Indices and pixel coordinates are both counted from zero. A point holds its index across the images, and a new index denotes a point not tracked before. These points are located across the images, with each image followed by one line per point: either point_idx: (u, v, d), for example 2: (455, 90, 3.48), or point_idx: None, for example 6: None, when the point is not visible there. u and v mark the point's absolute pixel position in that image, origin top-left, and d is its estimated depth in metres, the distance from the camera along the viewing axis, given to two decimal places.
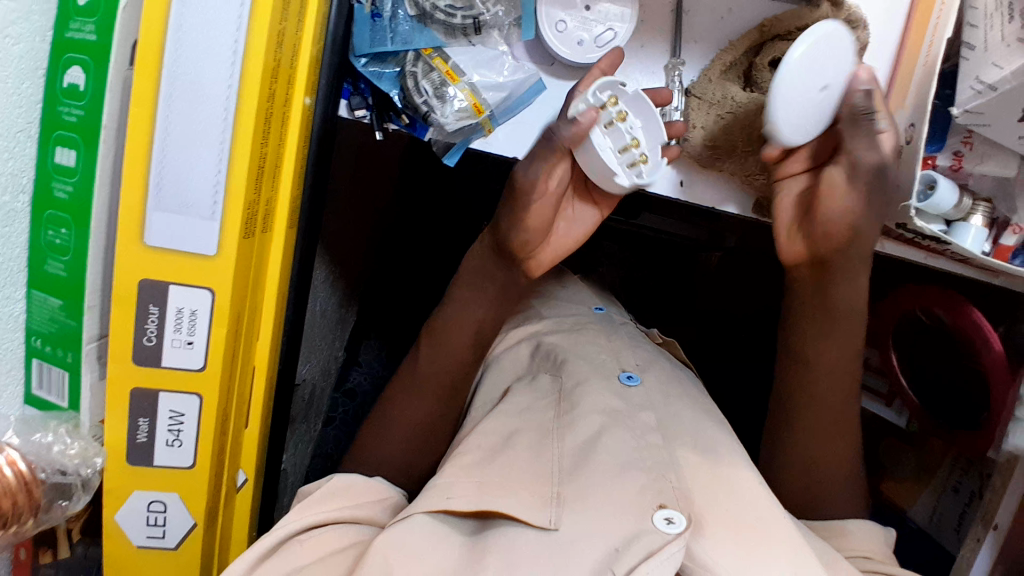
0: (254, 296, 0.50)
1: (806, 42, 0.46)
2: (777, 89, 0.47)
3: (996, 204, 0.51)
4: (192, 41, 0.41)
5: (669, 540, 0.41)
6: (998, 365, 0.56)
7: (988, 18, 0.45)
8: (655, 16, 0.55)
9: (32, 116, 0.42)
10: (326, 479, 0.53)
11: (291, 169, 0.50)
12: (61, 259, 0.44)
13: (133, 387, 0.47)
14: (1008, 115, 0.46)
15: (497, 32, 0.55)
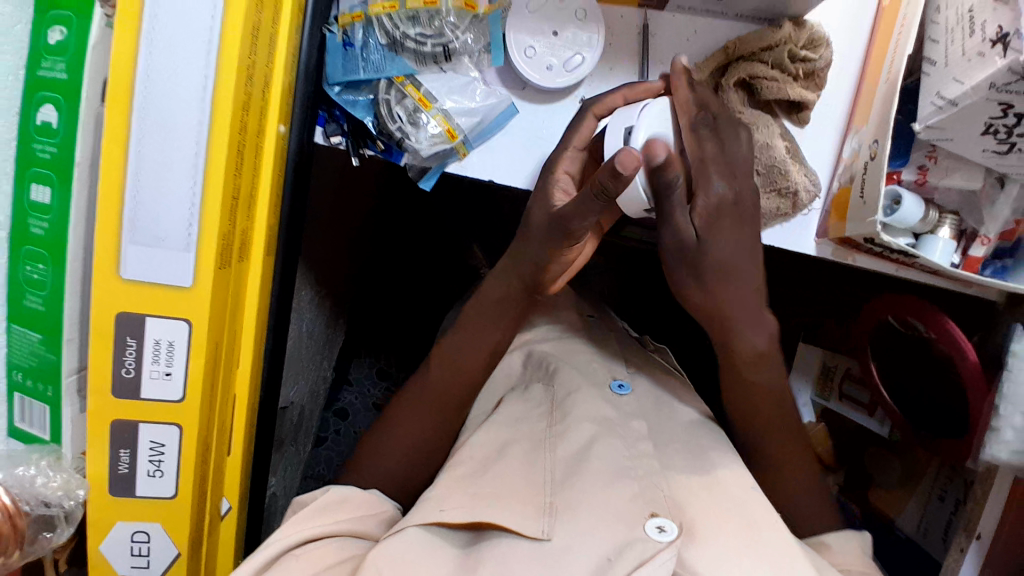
0: (232, 325, 0.51)
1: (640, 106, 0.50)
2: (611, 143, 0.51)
3: (963, 216, 0.52)
4: (161, 79, 0.42)
5: (661, 548, 0.42)
6: (974, 375, 0.56)
7: (949, 33, 0.45)
8: (623, 39, 0.57)
9: (6, 155, 0.44)
10: (324, 488, 0.53)
11: (266, 199, 0.51)
12: (39, 294, 0.45)
13: (113, 419, 0.47)
14: (971, 129, 0.45)
15: (467, 59, 0.56)
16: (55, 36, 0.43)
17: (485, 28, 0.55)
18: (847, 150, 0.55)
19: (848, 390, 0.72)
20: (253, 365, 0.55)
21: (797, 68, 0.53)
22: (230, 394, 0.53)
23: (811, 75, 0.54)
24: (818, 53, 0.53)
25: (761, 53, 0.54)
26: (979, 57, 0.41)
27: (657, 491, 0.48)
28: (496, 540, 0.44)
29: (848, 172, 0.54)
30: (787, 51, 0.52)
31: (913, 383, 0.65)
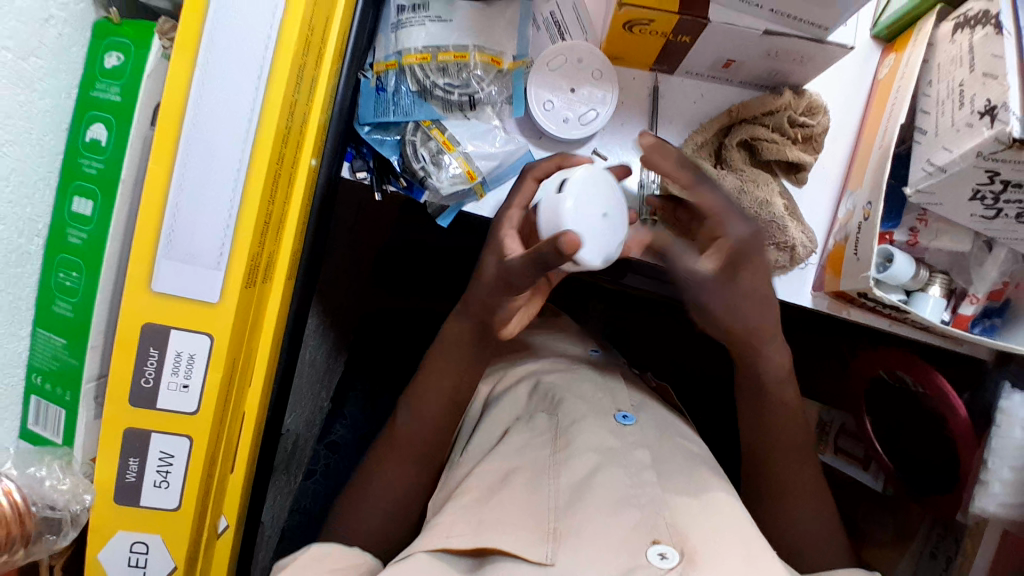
0: (249, 343, 0.52)
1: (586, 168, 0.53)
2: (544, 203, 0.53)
3: (953, 276, 0.55)
4: (210, 108, 0.45)
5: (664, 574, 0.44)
6: (964, 431, 0.58)
7: (939, 105, 0.49)
8: (635, 97, 0.61)
9: (53, 166, 0.47)
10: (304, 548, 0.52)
11: (293, 225, 0.54)
12: (70, 300, 0.47)
13: (127, 427, 0.48)
14: (959, 194, 0.49)
15: (490, 109, 0.60)
16: (112, 61, 0.46)
17: (508, 81, 0.59)
18: (842, 210, 0.58)
19: (843, 444, 0.74)
20: (265, 385, 0.56)
21: (796, 132, 0.57)
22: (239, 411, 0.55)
23: (809, 140, 0.58)
24: (816, 120, 0.57)
25: (762, 117, 0.58)
26: (968, 127, 0.45)
27: (661, 518, 0.50)
28: (499, 564, 0.46)
29: (842, 230, 0.57)
30: (786, 117, 0.57)
31: (907, 439, 0.66)
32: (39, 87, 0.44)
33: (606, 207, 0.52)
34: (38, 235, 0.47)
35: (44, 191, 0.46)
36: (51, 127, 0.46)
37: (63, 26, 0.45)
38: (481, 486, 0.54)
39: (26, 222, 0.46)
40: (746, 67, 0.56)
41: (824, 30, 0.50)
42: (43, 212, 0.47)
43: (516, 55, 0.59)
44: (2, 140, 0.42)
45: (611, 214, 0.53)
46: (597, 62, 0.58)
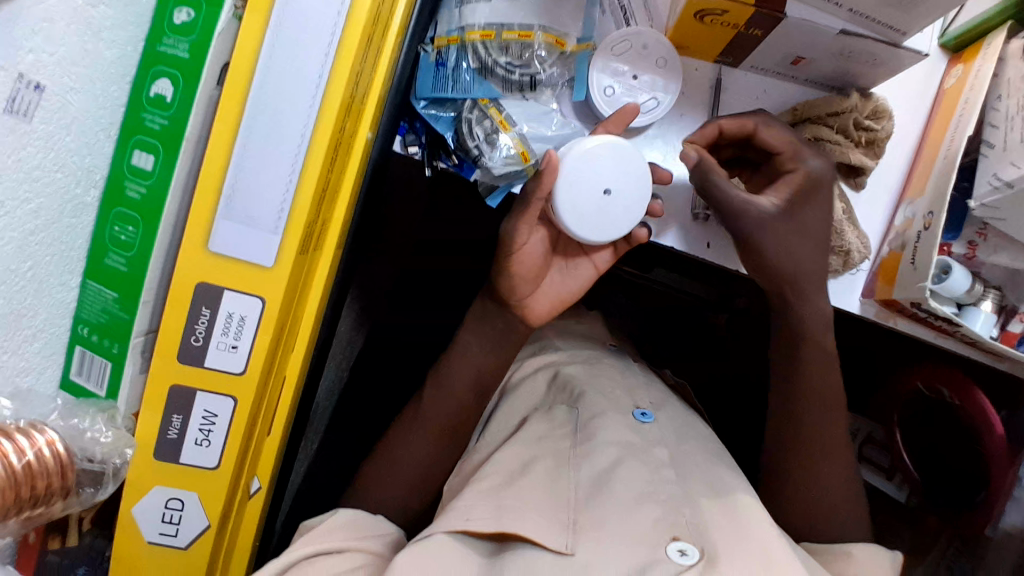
0: (297, 309, 0.52)
1: (602, 140, 0.53)
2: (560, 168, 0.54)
3: (1005, 292, 0.55)
4: (279, 70, 0.44)
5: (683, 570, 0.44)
6: (999, 449, 0.58)
7: (1008, 120, 0.49)
8: (696, 89, 0.60)
9: (115, 118, 0.46)
10: (330, 513, 0.54)
11: (348, 195, 0.53)
12: (123, 254, 0.47)
13: (172, 384, 0.48)
14: (1022, 212, 0.48)
15: (549, 91, 0.59)
16: (181, 17, 0.44)
17: (571, 64, 0.59)
18: (899, 219, 0.58)
19: (868, 453, 0.73)
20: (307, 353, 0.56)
21: (860, 136, 0.57)
22: (281, 374, 0.54)
23: (872, 144, 0.58)
24: (881, 124, 0.56)
25: (828, 117, 0.57)
26: None
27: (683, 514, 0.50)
28: (519, 552, 0.46)
29: (897, 238, 0.57)
30: (852, 119, 0.56)
31: (933, 451, 0.66)
32: (106, 37, 0.44)
33: (608, 185, 0.54)
34: (95, 187, 0.47)
35: (104, 143, 0.46)
36: (115, 78, 0.45)
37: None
38: (501, 471, 0.54)
39: (84, 172, 0.45)
40: (815, 65, 0.55)
41: (902, 34, 0.48)
42: (101, 162, 0.46)
43: (580, 38, 0.58)
44: (69, 88, 0.41)
45: (614, 192, 0.54)
46: (662, 50, 0.57)
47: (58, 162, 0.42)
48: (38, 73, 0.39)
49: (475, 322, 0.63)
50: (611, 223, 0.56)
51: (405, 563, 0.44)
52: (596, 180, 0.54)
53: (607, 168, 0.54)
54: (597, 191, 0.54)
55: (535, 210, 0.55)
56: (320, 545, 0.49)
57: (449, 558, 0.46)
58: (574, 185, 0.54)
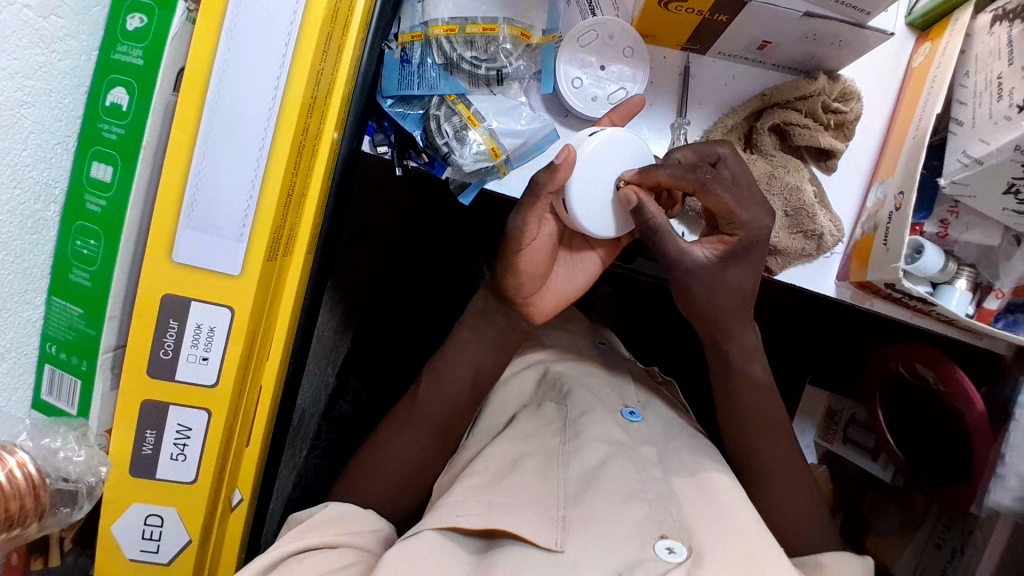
0: (269, 316, 0.52)
1: (615, 130, 0.54)
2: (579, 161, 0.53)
3: (980, 269, 0.55)
4: (235, 76, 0.44)
5: (671, 567, 0.44)
6: (980, 426, 0.58)
7: (977, 96, 0.48)
8: (665, 76, 0.59)
9: (71, 131, 0.45)
10: (322, 505, 0.54)
11: (315, 199, 0.52)
12: (87, 269, 0.46)
13: (143, 399, 0.47)
14: (993, 188, 0.48)
15: (517, 84, 0.58)
16: (134, 23, 0.44)
17: (537, 57, 0.58)
18: (871, 200, 0.58)
19: (852, 435, 0.75)
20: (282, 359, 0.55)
21: (829, 118, 0.57)
22: (257, 383, 0.54)
23: (840, 127, 0.58)
24: (849, 106, 0.57)
25: (795, 101, 0.58)
26: (1006, 120, 0.44)
27: (668, 512, 0.50)
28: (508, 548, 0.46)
29: (870, 220, 0.57)
30: (820, 102, 0.56)
31: (919, 430, 0.67)
32: (59, 47, 0.42)
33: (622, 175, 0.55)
34: (55, 202, 0.46)
35: (61, 156, 0.45)
36: (69, 89, 0.44)
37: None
38: (490, 469, 0.53)
39: (42, 186, 0.44)
40: (782, 49, 0.55)
41: (868, 15, 0.48)
42: (60, 176, 0.45)
43: (545, 30, 0.58)
44: (23, 102, 0.40)
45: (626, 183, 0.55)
46: (629, 39, 0.57)
47: (15, 178, 0.41)
48: None
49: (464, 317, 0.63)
50: (618, 217, 0.56)
51: (396, 555, 0.44)
52: (612, 171, 0.54)
53: (616, 160, 0.54)
54: (612, 182, 0.55)
55: (543, 201, 0.53)
56: (311, 539, 0.48)
57: (438, 553, 0.45)
58: (586, 176, 0.54)
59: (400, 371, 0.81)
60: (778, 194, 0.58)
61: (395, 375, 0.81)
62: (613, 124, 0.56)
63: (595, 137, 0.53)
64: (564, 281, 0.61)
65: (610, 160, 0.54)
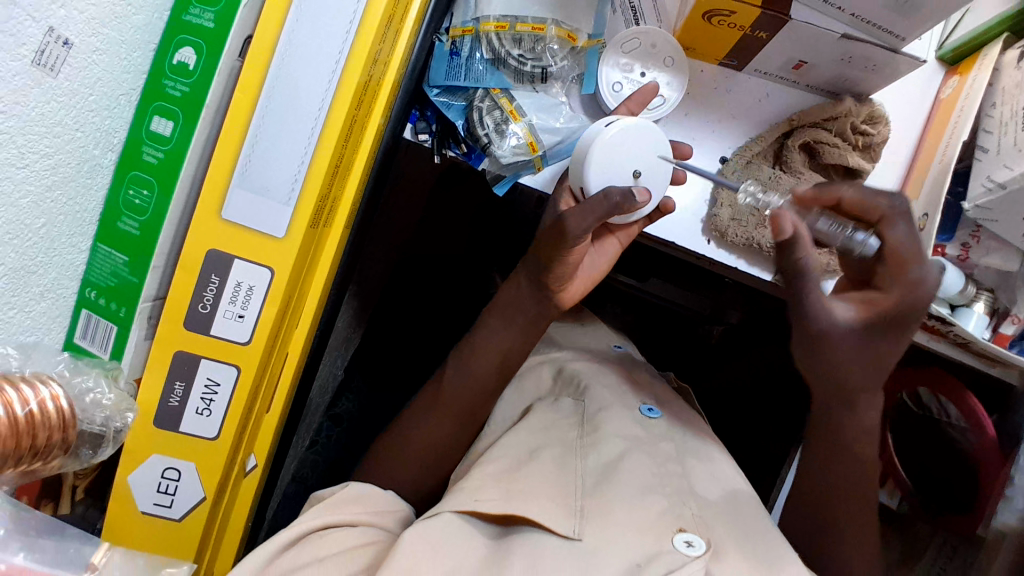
0: (303, 284, 0.53)
1: (623, 122, 0.56)
2: (591, 160, 0.55)
3: (998, 294, 0.56)
4: (300, 48, 0.46)
5: (689, 560, 0.44)
6: (992, 449, 0.60)
7: (1003, 125, 0.51)
8: (700, 90, 0.62)
9: (136, 84, 0.47)
10: (341, 486, 0.55)
11: (358, 172, 0.54)
12: (136, 218, 0.47)
13: (178, 350, 0.48)
14: (1015, 214, 0.50)
15: (559, 84, 0.61)
16: None
17: (581, 59, 0.61)
18: None
19: None
20: (310, 328, 0.56)
21: (857, 139, 0.59)
22: (283, 352, 0.54)
23: (867, 148, 0.60)
24: (876, 129, 0.59)
25: (824, 123, 0.60)
26: None
27: (686, 508, 0.50)
28: (525, 534, 0.47)
29: None
30: (848, 123, 0.58)
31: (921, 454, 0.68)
32: (135, 2, 0.44)
33: (638, 164, 0.56)
34: (112, 150, 0.47)
35: (124, 107, 0.47)
36: (138, 44, 0.46)
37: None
38: (508, 457, 0.54)
39: (103, 134, 0.46)
40: (815, 70, 0.57)
41: (902, 40, 0.51)
42: (119, 126, 0.47)
43: (591, 34, 0.60)
44: (95, 48, 0.42)
45: (644, 172, 0.57)
46: (670, 49, 0.59)
47: (79, 121, 0.43)
48: (68, 30, 0.39)
49: (494, 305, 0.65)
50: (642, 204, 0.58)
51: (415, 535, 0.45)
52: (627, 161, 0.56)
53: (631, 150, 0.56)
54: (628, 173, 0.56)
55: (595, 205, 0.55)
56: (335, 517, 0.49)
57: (453, 536, 0.46)
58: (606, 169, 0.56)
59: (405, 371, 0.82)
60: None
61: (404, 378, 0.82)
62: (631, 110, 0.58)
63: (602, 135, 0.55)
64: (590, 266, 0.63)
65: (620, 153, 0.56)
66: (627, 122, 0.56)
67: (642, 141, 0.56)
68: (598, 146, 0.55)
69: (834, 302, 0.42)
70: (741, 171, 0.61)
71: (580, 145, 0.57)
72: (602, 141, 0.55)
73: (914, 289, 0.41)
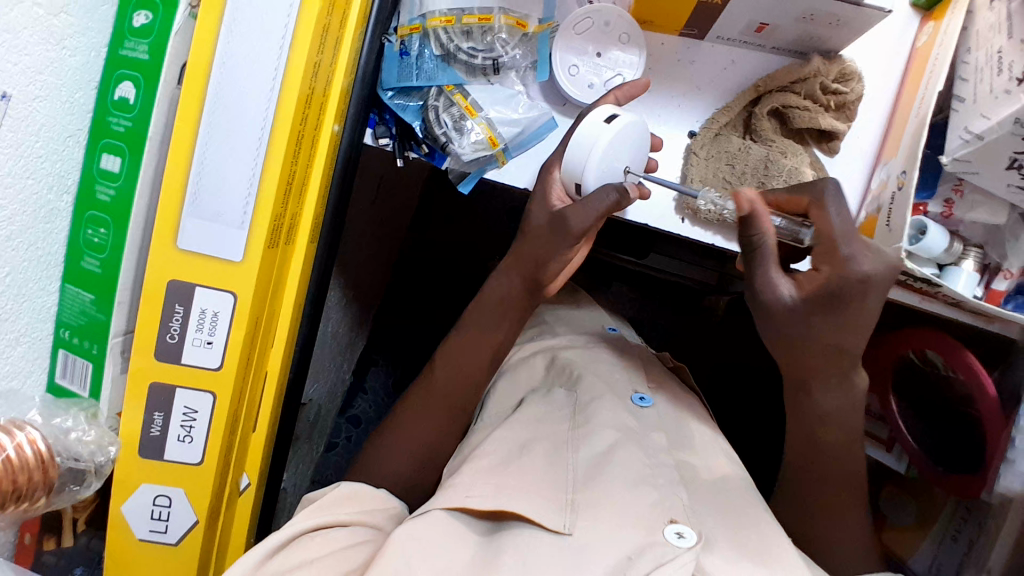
0: (272, 304, 0.53)
1: (626, 122, 0.54)
2: (596, 163, 0.53)
3: (987, 250, 0.53)
4: (234, 69, 0.45)
5: (681, 552, 0.43)
6: (992, 413, 0.55)
7: (978, 72, 0.48)
8: (663, 64, 0.60)
9: (82, 124, 0.47)
10: (330, 485, 0.52)
11: (316, 186, 0.54)
12: (97, 256, 0.48)
13: (152, 381, 0.49)
14: (996, 163, 0.47)
15: (514, 73, 0.60)
16: (140, 19, 0.46)
17: (533, 45, 0.59)
18: (875, 182, 0.57)
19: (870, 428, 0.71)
20: (287, 346, 0.57)
21: (828, 99, 0.57)
22: (262, 370, 0.55)
23: (841, 108, 0.57)
24: (849, 86, 0.57)
25: (794, 85, 0.58)
26: (1006, 94, 0.43)
27: (678, 498, 0.49)
28: (518, 531, 0.46)
29: (875, 202, 0.56)
30: (817, 83, 0.56)
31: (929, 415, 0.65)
32: (70, 44, 0.44)
33: (630, 161, 0.56)
34: (67, 193, 0.47)
35: (73, 149, 0.47)
36: (80, 84, 0.46)
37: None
38: (498, 452, 0.53)
39: (55, 178, 0.46)
40: (779, 31, 0.55)
41: None
42: (71, 168, 0.47)
43: (541, 18, 0.58)
44: (35, 96, 0.42)
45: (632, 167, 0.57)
46: (625, 26, 0.57)
47: (28, 169, 0.43)
48: (4, 83, 0.39)
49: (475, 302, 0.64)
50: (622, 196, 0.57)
51: (405, 536, 0.44)
52: (622, 159, 0.55)
53: (630, 148, 0.55)
54: (620, 169, 0.56)
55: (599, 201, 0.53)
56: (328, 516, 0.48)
57: (446, 536, 0.45)
58: (603, 170, 0.54)
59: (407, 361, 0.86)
60: (777, 178, 0.57)
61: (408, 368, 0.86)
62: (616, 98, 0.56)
63: (617, 129, 0.53)
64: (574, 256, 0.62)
65: (620, 154, 0.55)
66: (629, 121, 0.54)
67: (635, 137, 0.55)
68: (605, 151, 0.53)
69: (779, 276, 0.51)
70: (708, 145, 0.59)
71: (576, 142, 0.54)
72: (609, 146, 0.53)
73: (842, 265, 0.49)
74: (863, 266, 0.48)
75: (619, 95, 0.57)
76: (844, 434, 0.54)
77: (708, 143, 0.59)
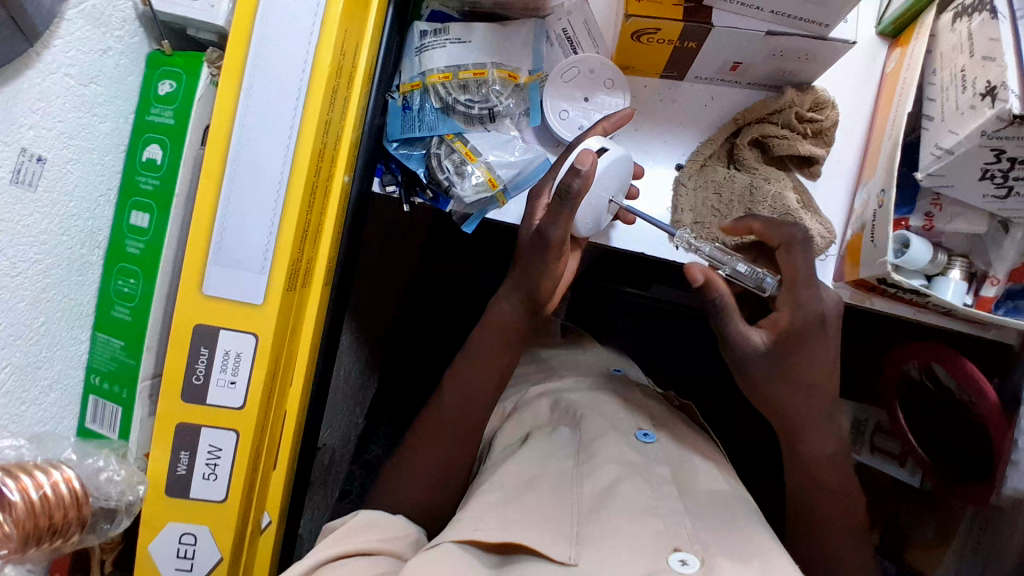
0: (290, 345, 0.56)
1: (611, 157, 0.56)
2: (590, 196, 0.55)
3: (972, 258, 0.56)
4: (253, 130, 0.49)
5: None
6: (995, 416, 0.56)
7: (944, 91, 0.51)
8: (647, 105, 0.64)
9: (113, 184, 0.52)
10: (353, 513, 0.54)
11: (330, 232, 0.58)
12: (127, 305, 0.52)
13: (179, 421, 0.52)
14: (967, 177, 0.50)
15: (508, 120, 0.64)
16: (165, 88, 0.51)
17: (525, 94, 0.63)
18: (858, 201, 0.60)
19: (879, 442, 0.72)
20: (305, 383, 0.59)
21: (805, 127, 0.60)
22: (282, 408, 0.58)
23: (819, 134, 0.61)
24: (824, 114, 0.60)
25: (770, 116, 0.61)
26: (972, 109, 0.46)
27: (682, 528, 0.50)
28: (525, 563, 0.47)
29: (858, 220, 0.58)
30: (793, 113, 0.59)
31: (937, 426, 0.66)
32: (101, 112, 0.49)
33: (614, 192, 0.58)
34: (98, 248, 0.52)
35: (105, 207, 0.52)
36: (111, 148, 0.51)
37: (120, 57, 0.50)
38: (506, 487, 0.55)
39: (88, 235, 0.50)
40: (753, 68, 0.59)
41: (825, 27, 0.52)
42: (103, 225, 0.52)
43: (530, 71, 0.62)
44: (68, 159, 0.47)
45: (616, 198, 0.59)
46: (609, 72, 0.62)
47: (63, 226, 0.47)
48: (40, 148, 0.44)
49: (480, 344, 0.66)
50: (603, 222, 0.60)
51: (414, 568, 0.45)
52: (607, 190, 0.57)
53: (612, 179, 0.57)
54: (605, 200, 0.58)
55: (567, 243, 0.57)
56: (350, 546, 0.50)
57: (454, 563, 0.46)
58: (592, 201, 0.57)
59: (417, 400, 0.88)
60: (763, 204, 0.60)
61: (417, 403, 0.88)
62: (605, 130, 0.59)
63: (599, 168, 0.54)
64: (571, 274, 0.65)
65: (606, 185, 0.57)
66: (615, 155, 0.56)
67: (618, 170, 0.58)
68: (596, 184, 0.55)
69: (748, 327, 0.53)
70: (693, 177, 0.63)
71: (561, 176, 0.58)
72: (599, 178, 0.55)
73: (803, 308, 0.52)
74: (820, 305, 0.52)
75: (609, 127, 0.59)
76: (842, 458, 0.55)
77: (695, 174, 0.63)
